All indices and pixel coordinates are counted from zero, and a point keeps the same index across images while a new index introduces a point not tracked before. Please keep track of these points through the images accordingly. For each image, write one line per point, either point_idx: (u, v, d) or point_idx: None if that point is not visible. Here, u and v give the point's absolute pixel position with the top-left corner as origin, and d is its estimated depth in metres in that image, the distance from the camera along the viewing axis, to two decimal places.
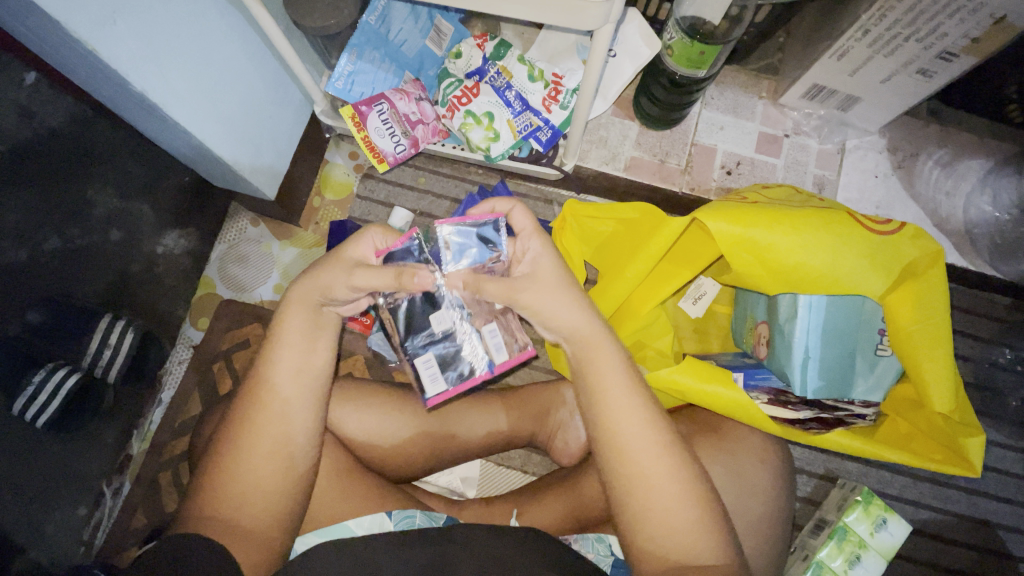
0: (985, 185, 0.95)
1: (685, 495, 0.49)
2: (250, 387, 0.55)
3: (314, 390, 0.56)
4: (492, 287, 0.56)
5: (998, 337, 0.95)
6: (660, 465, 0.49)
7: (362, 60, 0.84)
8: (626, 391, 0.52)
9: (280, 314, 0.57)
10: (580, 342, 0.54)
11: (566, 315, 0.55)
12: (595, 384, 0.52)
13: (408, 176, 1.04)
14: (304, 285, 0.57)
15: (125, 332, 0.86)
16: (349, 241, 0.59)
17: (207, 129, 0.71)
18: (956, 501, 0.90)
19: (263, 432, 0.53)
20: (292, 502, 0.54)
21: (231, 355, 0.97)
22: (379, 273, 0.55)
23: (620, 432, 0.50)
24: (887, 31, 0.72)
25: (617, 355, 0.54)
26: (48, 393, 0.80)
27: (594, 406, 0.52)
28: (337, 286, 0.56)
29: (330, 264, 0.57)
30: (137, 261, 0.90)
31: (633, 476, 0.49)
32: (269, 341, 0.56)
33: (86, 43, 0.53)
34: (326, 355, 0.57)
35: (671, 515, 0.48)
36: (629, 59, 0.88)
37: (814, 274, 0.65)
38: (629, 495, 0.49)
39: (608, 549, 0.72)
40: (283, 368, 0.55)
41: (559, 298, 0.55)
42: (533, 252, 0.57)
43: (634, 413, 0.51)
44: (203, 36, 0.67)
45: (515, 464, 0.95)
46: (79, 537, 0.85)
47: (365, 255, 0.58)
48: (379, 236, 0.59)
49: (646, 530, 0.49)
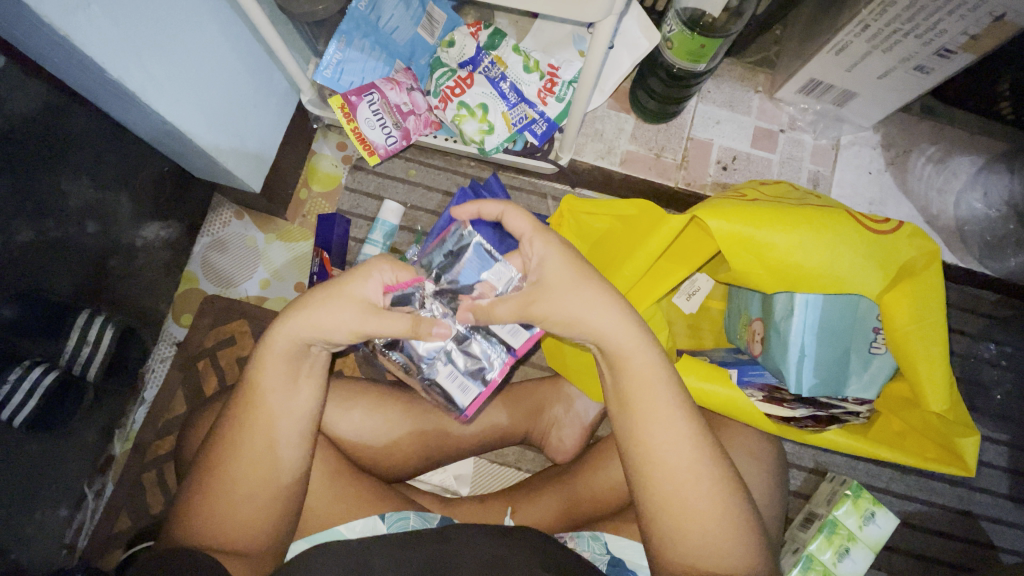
0: (977, 182, 0.96)
1: (719, 511, 0.49)
2: (228, 425, 0.53)
3: (299, 429, 0.54)
4: (504, 308, 0.55)
5: (984, 332, 0.96)
6: (694, 480, 0.49)
7: (351, 48, 0.81)
8: (662, 404, 0.51)
9: (258, 354, 0.54)
10: (613, 352, 0.53)
11: (600, 324, 0.53)
12: (629, 396, 0.52)
13: (398, 167, 1.01)
14: (296, 323, 0.53)
15: (104, 328, 0.83)
16: (353, 275, 0.54)
17: (188, 119, 0.69)
18: (941, 493, 0.92)
19: (241, 474, 0.52)
20: (277, 535, 0.54)
21: (217, 353, 0.95)
22: (395, 320, 0.53)
23: (655, 446, 0.50)
24: (887, 26, 0.71)
25: (652, 366, 0.52)
26: (24, 393, 0.76)
27: (629, 418, 0.52)
28: (339, 329, 0.53)
29: (326, 300, 0.53)
30: (116, 254, 0.87)
31: (670, 493, 0.49)
32: (246, 383, 0.54)
33: (58, 28, 0.50)
34: (312, 396, 0.56)
35: (704, 527, 0.49)
36: (626, 53, 0.86)
37: (813, 274, 0.64)
38: (664, 509, 0.50)
39: (604, 547, 0.69)
40: (264, 412, 0.53)
41: (591, 307, 0.52)
42: (539, 254, 0.55)
43: (671, 424, 0.50)
44: (183, 21, 0.64)
45: (510, 461, 0.94)
46: (61, 539, 0.84)
47: (372, 295, 0.54)
48: (386, 271, 0.55)
49: (679, 541, 0.50)
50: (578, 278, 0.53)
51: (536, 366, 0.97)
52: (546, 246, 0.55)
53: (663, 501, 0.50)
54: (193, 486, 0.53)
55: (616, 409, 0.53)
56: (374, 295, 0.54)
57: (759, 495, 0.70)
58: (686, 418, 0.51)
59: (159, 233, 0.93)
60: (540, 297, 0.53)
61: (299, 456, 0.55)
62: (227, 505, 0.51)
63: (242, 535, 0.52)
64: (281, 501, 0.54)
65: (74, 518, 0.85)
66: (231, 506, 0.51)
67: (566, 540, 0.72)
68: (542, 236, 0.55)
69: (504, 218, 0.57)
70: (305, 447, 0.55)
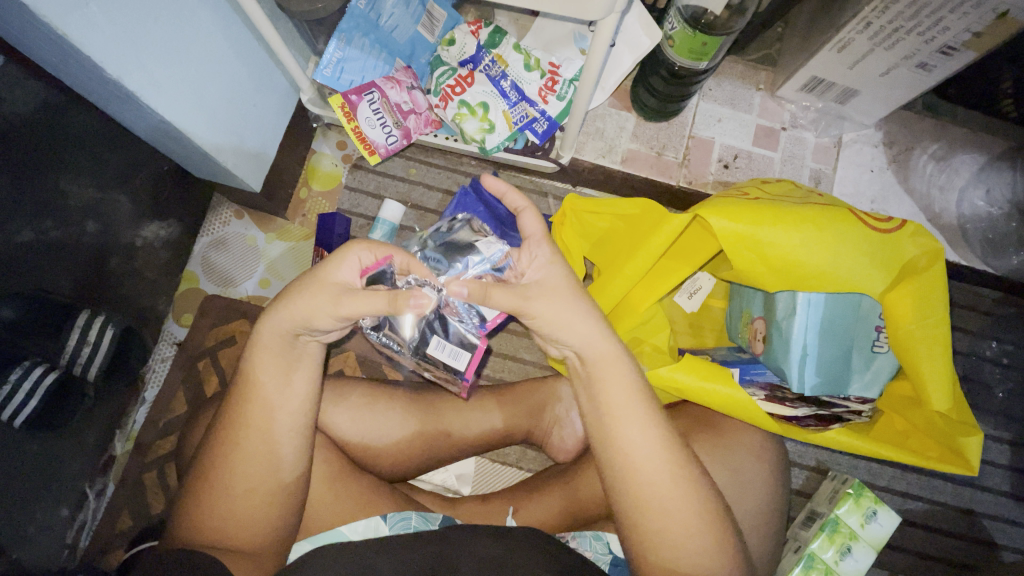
0: (978, 180, 0.96)
1: (697, 516, 0.49)
2: (225, 424, 0.53)
3: (295, 426, 0.54)
4: (500, 295, 0.53)
5: (987, 330, 0.96)
6: (669, 489, 0.49)
7: (351, 46, 0.81)
8: (638, 412, 0.51)
9: (249, 349, 0.54)
10: (591, 360, 0.53)
11: (580, 328, 0.53)
12: (604, 405, 0.52)
13: (398, 166, 1.01)
14: (280, 315, 0.53)
15: (105, 327, 0.82)
16: (331, 261, 0.54)
17: (187, 118, 0.68)
18: (943, 491, 0.92)
19: (238, 472, 0.52)
20: (278, 534, 0.54)
21: (218, 353, 0.95)
22: (371, 298, 0.51)
23: (631, 454, 0.50)
24: (889, 23, 0.71)
25: (628, 374, 0.53)
26: (25, 392, 0.76)
27: (603, 428, 0.52)
28: (319, 315, 0.52)
29: (306, 289, 0.53)
30: (115, 253, 0.86)
31: (645, 502, 0.49)
32: (241, 377, 0.54)
33: (56, 28, 0.49)
34: (305, 389, 0.55)
35: (680, 535, 0.49)
36: (628, 50, 0.85)
37: (815, 273, 0.64)
38: (641, 515, 0.50)
39: (606, 547, 0.70)
40: (258, 407, 0.52)
41: (574, 314, 0.53)
42: (541, 259, 0.55)
43: (645, 431, 0.51)
44: (182, 20, 0.63)
45: (511, 461, 0.94)
46: (63, 540, 0.83)
47: (348, 280, 0.54)
48: (364, 253, 0.54)
49: (657, 547, 0.49)
50: (568, 288, 0.54)
51: (538, 365, 0.97)
52: (547, 251, 0.55)
53: (640, 506, 0.50)
54: (196, 482, 0.53)
55: (591, 419, 0.53)
56: (350, 279, 0.54)
57: (761, 493, 0.70)
58: (660, 425, 0.51)
59: (159, 232, 0.92)
60: (540, 298, 0.53)
61: (298, 453, 0.54)
62: (226, 504, 0.51)
63: (239, 533, 0.52)
64: (280, 499, 0.54)
65: (76, 517, 0.85)
66: (229, 505, 0.51)
67: (566, 540, 0.72)
68: (550, 242, 0.56)
69: (520, 216, 0.55)
70: (303, 444, 0.55)
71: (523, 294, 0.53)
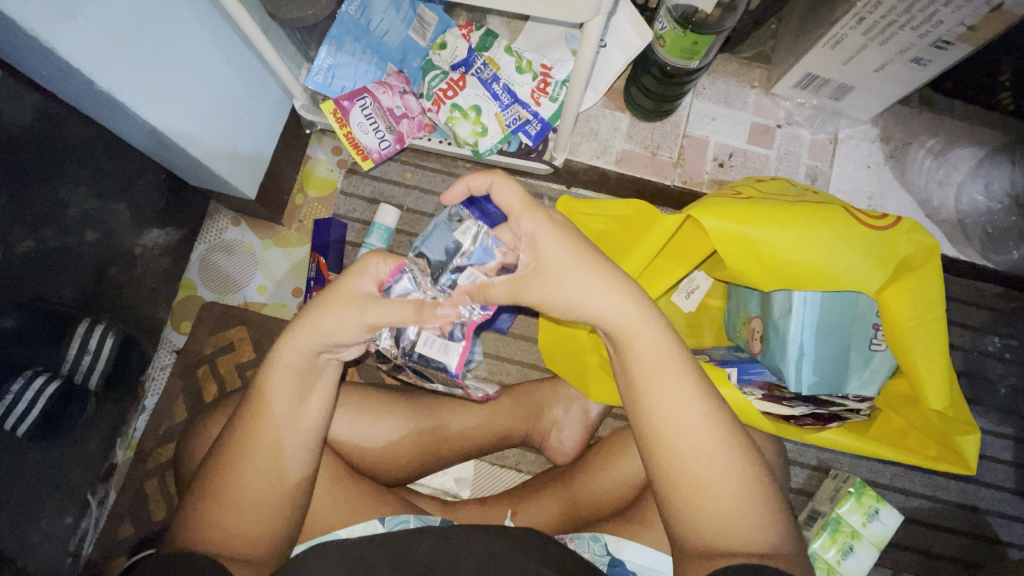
0: (977, 174, 0.95)
1: (736, 494, 0.48)
2: (234, 436, 0.53)
3: (306, 443, 0.55)
4: (498, 289, 0.54)
5: (989, 325, 0.95)
6: (711, 459, 0.49)
7: (342, 52, 0.82)
8: (676, 387, 0.50)
9: (268, 366, 0.54)
10: (620, 334, 0.52)
11: (597, 302, 0.51)
12: (637, 376, 0.51)
13: (394, 171, 1.01)
14: (305, 330, 0.53)
15: (105, 335, 0.83)
16: (351, 273, 0.54)
17: (180, 129, 0.68)
18: (946, 488, 0.91)
19: (245, 483, 0.52)
20: (278, 546, 0.54)
21: (217, 360, 0.95)
22: (396, 309, 0.52)
23: (666, 429, 0.49)
24: (882, 19, 0.70)
25: (659, 348, 0.51)
26: (27, 401, 0.76)
27: (638, 402, 0.51)
28: (345, 329, 0.52)
29: (330, 303, 0.53)
30: (115, 262, 0.86)
31: (684, 473, 0.49)
32: (255, 393, 0.54)
33: (44, 42, 0.50)
34: (318, 407, 0.55)
35: (724, 510, 0.48)
36: (620, 51, 0.85)
37: (810, 273, 0.64)
38: (674, 490, 0.50)
39: (604, 549, 0.68)
40: (271, 423, 0.53)
41: (593, 291, 0.51)
42: (530, 232, 0.53)
43: (682, 404, 0.50)
44: (172, 30, 0.63)
45: (510, 464, 0.94)
46: (66, 548, 0.84)
47: (370, 290, 0.54)
48: (380, 265, 0.55)
49: (697, 523, 0.49)
50: (575, 261, 0.52)
51: (536, 368, 0.97)
52: (533, 223, 0.53)
53: (678, 481, 0.49)
54: (200, 493, 0.53)
55: (627, 393, 0.53)
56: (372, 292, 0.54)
57: None
58: (698, 400, 0.50)
59: (159, 239, 0.92)
60: (536, 281, 0.52)
61: (308, 466, 0.55)
62: (227, 515, 0.51)
63: (242, 544, 0.51)
64: (286, 508, 0.54)
65: (79, 525, 0.86)
66: (233, 516, 0.51)
67: (565, 541, 0.71)
68: (531, 211, 0.53)
69: (493, 190, 0.55)
70: (313, 460, 0.56)
71: (526, 279, 0.52)
